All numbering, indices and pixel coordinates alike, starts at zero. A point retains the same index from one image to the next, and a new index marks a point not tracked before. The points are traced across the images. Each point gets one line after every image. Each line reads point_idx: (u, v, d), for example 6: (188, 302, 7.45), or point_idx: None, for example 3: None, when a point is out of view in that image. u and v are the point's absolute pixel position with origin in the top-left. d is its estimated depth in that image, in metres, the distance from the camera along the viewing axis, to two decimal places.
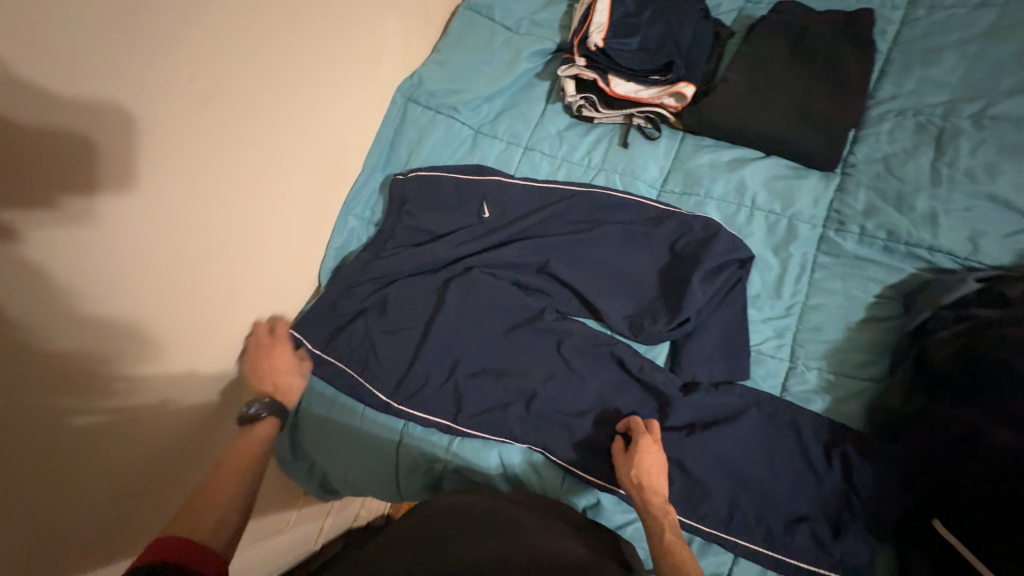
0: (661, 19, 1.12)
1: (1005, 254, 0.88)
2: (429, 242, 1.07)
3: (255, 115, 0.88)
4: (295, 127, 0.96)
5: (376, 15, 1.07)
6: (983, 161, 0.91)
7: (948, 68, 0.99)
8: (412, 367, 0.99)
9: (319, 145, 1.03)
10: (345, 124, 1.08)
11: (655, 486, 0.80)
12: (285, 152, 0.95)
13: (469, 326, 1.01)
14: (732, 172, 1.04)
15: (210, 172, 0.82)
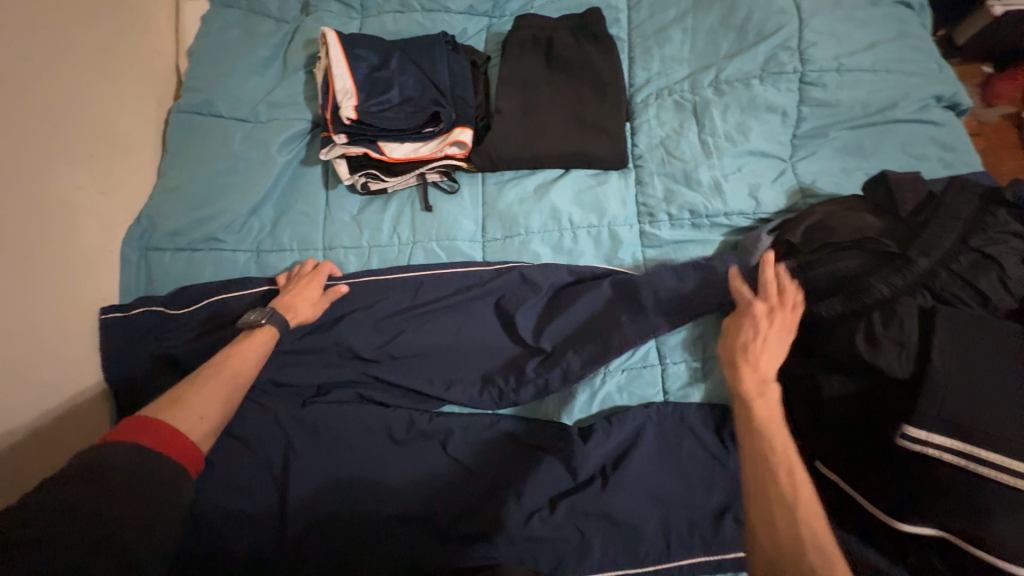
0: (411, 65, 1.02)
1: (780, 198, 0.97)
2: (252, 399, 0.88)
3: None
4: None
5: (53, 156, 0.82)
6: (734, 122, 1.00)
7: (679, 44, 1.07)
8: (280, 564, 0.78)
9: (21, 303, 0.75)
10: (48, 295, 0.79)
11: (763, 365, 0.72)
12: None
13: (332, 483, 0.83)
14: (541, 201, 1.00)
15: None
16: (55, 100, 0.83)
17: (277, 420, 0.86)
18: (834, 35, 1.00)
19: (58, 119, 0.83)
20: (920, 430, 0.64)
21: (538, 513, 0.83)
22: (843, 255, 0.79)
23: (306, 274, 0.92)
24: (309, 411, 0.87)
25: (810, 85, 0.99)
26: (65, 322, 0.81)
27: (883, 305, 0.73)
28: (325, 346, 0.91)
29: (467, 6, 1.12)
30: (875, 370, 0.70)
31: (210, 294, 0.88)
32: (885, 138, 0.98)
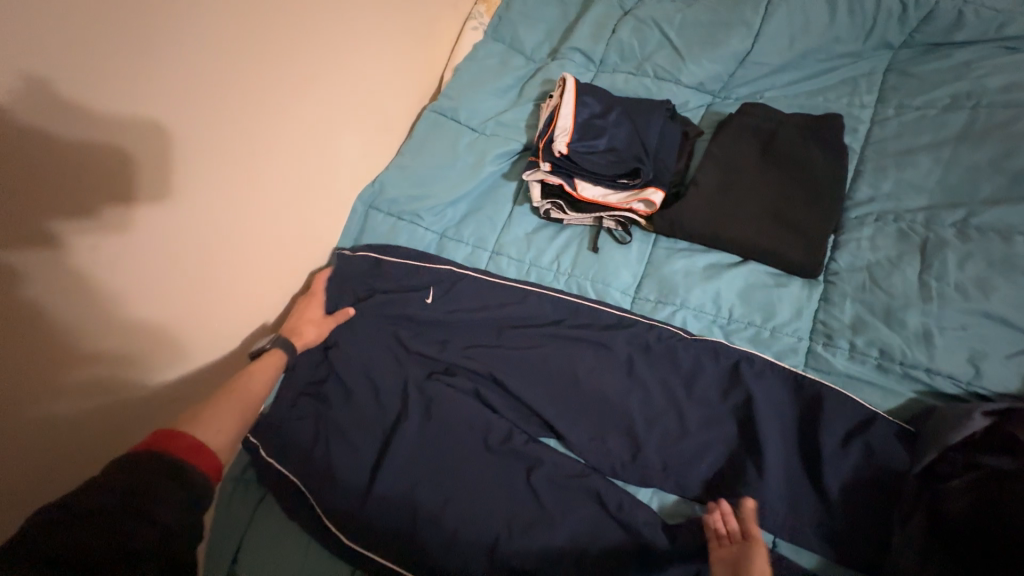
0: (627, 120, 1.09)
1: (1010, 379, 0.79)
2: (382, 348, 0.98)
3: (245, 195, 0.88)
4: (286, 200, 0.97)
5: (345, 124, 1.06)
6: (973, 275, 0.85)
7: (925, 172, 0.95)
8: (337, 534, 0.82)
9: (297, 220, 1.01)
10: (305, 216, 1.02)
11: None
12: (262, 227, 0.93)
13: (422, 450, 0.88)
14: (709, 281, 0.97)
15: (196, 242, 0.81)
16: (365, 82, 1.09)
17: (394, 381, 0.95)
18: None
19: (361, 94, 1.09)
20: None
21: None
22: None
23: (598, 318, 0.98)
24: (430, 384, 0.94)
25: None
26: (309, 244, 1.05)
27: None
28: (467, 334, 1.00)
29: (697, 82, 1.16)
30: None
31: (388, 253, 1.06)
32: None
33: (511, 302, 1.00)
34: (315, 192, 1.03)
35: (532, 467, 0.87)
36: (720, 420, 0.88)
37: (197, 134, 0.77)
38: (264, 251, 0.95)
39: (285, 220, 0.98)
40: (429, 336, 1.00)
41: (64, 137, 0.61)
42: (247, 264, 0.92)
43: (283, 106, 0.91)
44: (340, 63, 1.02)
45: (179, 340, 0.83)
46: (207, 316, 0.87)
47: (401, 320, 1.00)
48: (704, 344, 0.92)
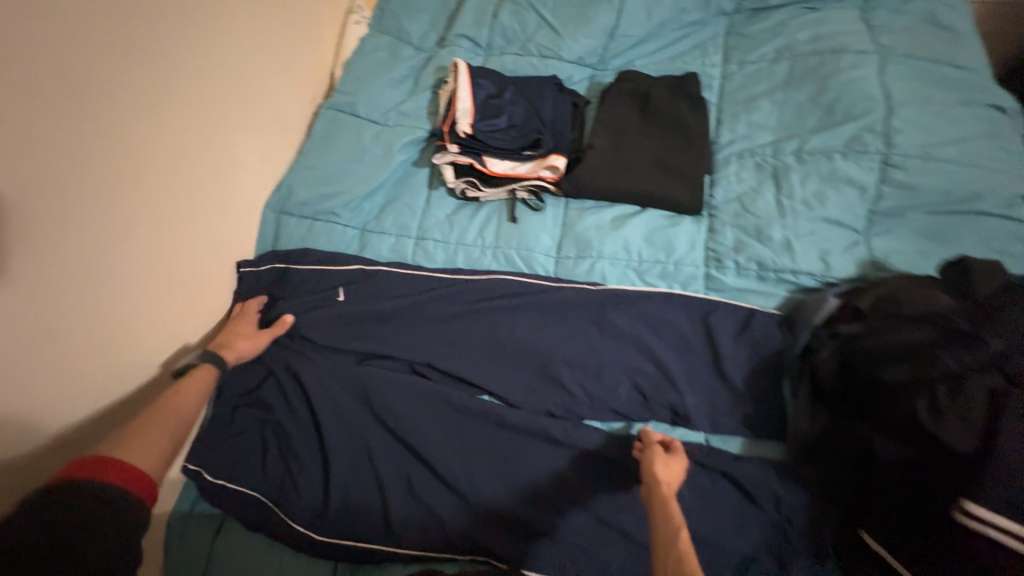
0: (522, 97, 1.17)
1: (849, 266, 1.00)
2: (320, 348, 0.98)
3: (141, 210, 0.84)
4: (189, 212, 0.93)
5: (238, 127, 1.03)
6: (812, 190, 1.05)
7: (767, 113, 1.15)
8: (313, 531, 0.86)
9: (206, 232, 0.97)
10: (213, 227, 0.99)
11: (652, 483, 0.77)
12: (167, 243, 0.89)
13: (383, 434, 0.93)
14: (617, 231, 1.09)
15: (89, 266, 0.76)
16: (252, 83, 1.06)
17: (340, 379, 0.95)
18: (922, 125, 1.05)
19: (251, 95, 1.06)
20: (981, 507, 0.66)
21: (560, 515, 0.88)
22: (912, 327, 0.80)
23: (520, 280, 1.05)
24: (364, 368, 0.96)
25: (892, 167, 1.03)
26: (222, 256, 1.02)
27: (951, 380, 0.73)
28: (406, 319, 1.01)
29: (578, 57, 1.27)
30: (937, 441, 0.71)
31: (304, 254, 1.04)
32: (966, 228, 0.99)
33: (442, 282, 1.04)
34: (213, 210, 0.99)
35: (491, 425, 0.94)
36: (645, 348, 0.99)
37: (60, 174, 0.72)
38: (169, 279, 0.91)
39: (191, 232, 0.94)
40: (362, 327, 1.00)
41: None
42: (151, 297, 0.87)
43: (169, 111, 0.87)
44: (215, 76, 0.96)
45: (92, 380, 0.79)
46: (124, 342, 0.83)
47: (326, 316, 0.99)
48: (621, 287, 1.04)
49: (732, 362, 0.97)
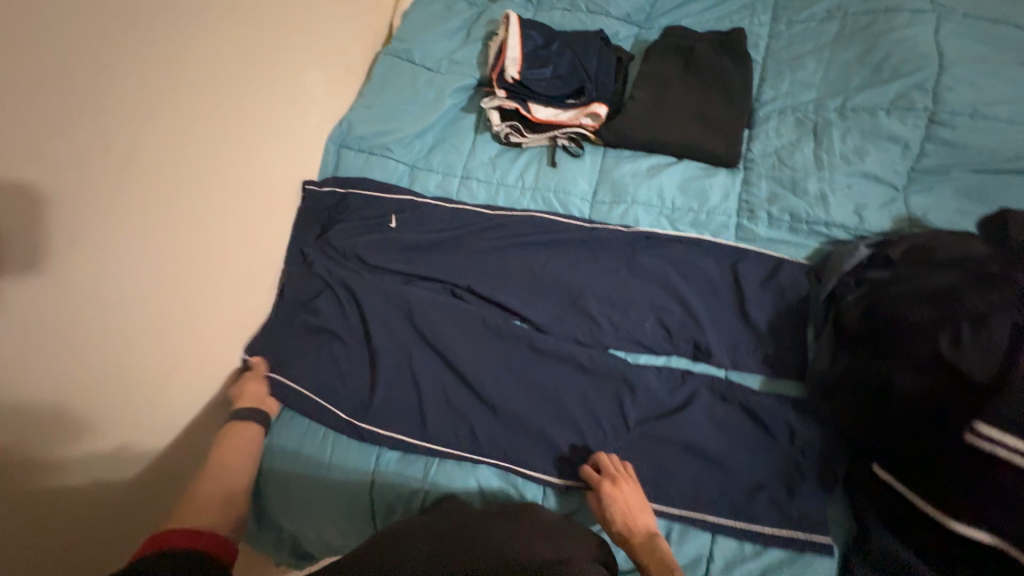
0: (569, 48, 1.22)
1: (885, 221, 1.01)
2: (370, 268, 1.07)
3: (230, 124, 0.95)
4: (268, 133, 1.04)
5: (309, 60, 1.12)
6: (852, 145, 1.06)
7: (812, 72, 1.16)
8: (359, 426, 0.97)
9: (281, 154, 1.08)
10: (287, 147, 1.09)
11: (633, 519, 0.83)
12: (250, 159, 1.00)
13: (423, 347, 1.01)
14: (653, 178, 1.13)
15: (189, 165, 0.88)
16: (323, 23, 1.15)
17: (386, 296, 1.04)
18: (974, 83, 1.03)
19: (321, 33, 1.15)
20: (991, 429, 0.68)
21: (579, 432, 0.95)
22: (941, 271, 0.83)
23: (556, 220, 1.11)
24: (409, 289, 1.04)
25: (939, 124, 1.03)
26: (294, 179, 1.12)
27: (975, 315, 0.75)
28: (448, 249, 1.09)
29: (625, 13, 1.31)
30: (955, 371, 0.73)
31: (358, 184, 1.13)
32: (1011, 187, 0.98)
33: (482, 219, 1.12)
34: (286, 135, 1.08)
35: (521, 346, 1.01)
36: (673, 288, 1.04)
37: (168, 79, 0.83)
38: (249, 193, 1.01)
39: (268, 152, 1.04)
40: (406, 252, 1.08)
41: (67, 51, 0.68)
42: (236, 207, 0.98)
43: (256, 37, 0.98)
44: (286, 9, 1.04)
45: (191, 270, 0.91)
46: (217, 242, 0.95)
47: (376, 238, 1.09)
48: (653, 230, 1.09)
49: (757, 304, 1.01)
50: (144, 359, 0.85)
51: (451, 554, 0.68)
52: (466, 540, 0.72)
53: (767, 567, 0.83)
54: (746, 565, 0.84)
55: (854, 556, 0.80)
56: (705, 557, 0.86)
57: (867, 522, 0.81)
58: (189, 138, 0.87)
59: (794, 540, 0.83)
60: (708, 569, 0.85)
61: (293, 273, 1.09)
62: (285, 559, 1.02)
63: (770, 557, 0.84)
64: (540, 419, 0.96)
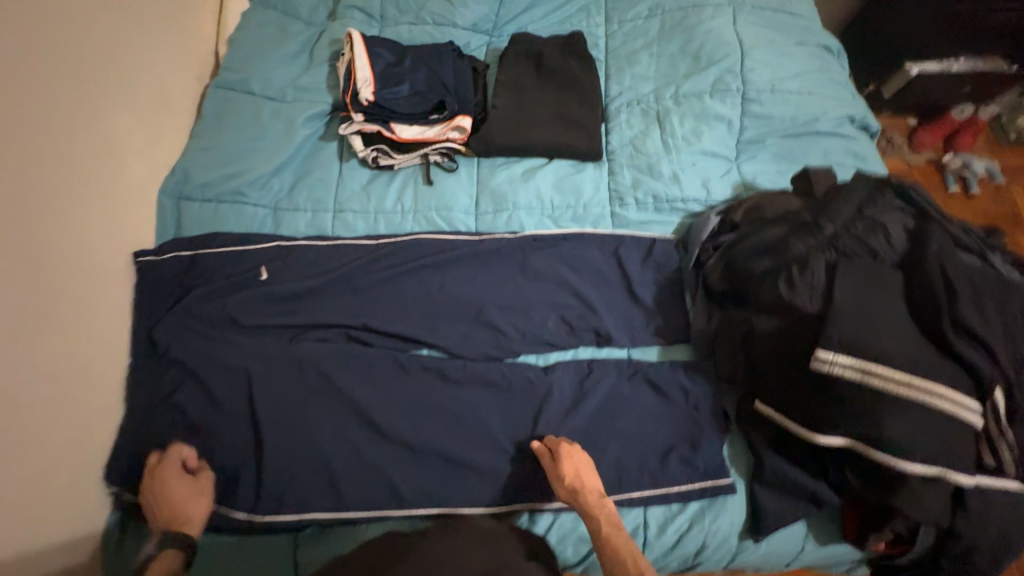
0: (422, 64, 1.20)
1: (726, 189, 1.16)
2: (244, 331, 0.95)
3: (36, 186, 0.77)
4: (85, 193, 0.86)
5: (122, 102, 0.96)
6: (690, 128, 1.19)
7: (646, 65, 1.28)
8: (264, 513, 0.86)
9: (103, 216, 0.90)
10: (111, 208, 0.91)
11: (588, 484, 0.87)
12: (64, 227, 0.82)
13: (325, 403, 0.93)
14: (528, 182, 1.17)
15: None
16: (133, 59, 0.99)
17: (268, 359, 0.92)
18: (768, 63, 1.23)
19: (133, 71, 0.99)
20: (829, 352, 0.80)
21: (504, 448, 0.95)
22: (771, 227, 0.97)
23: (442, 238, 1.10)
24: (296, 345, 0.95)
25: (750, 101, 1.20)
26: (124, 244, 0.94)
27: (800, 259, 0.90)
28: (334, 290, 1.01)
29: (471, 23, 1.32)
30: (795, 309, 0.87)
31: (206, 239, 0.99)
32: (809, 146, 1.19)
33: (364, 252, 1.06)
34: (89, 197, 0.88)
35: (431, 375, 0.98)
36: (566, 285, 1.09)
37: None
38: (49, 273, 0.79)
39: (87, 215, 0.86)
40: (281, 305, 0.98)
41: None
42: (38, 295, 0.77)
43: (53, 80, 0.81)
44: (60, 41, 0.83)
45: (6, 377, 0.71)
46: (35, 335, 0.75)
47: (240, 297, 0.96)
48: (538, 232, 1.12)
49: (641, 282, 1.09)
50: None
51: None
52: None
53: (693, 517, 0.94)
54: (675, 520, 0.94)
55: (755, 485, 0.92)
56: (642, 526, 0.94)
57: (760, 452, 0.92)
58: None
59: (708, 488, 0.93)
60: (646, 536, 0.93)
61: (148, 356, 0.92)
62: None
63: (692, 507, 0.94)
64: (464, 444, 0.94)
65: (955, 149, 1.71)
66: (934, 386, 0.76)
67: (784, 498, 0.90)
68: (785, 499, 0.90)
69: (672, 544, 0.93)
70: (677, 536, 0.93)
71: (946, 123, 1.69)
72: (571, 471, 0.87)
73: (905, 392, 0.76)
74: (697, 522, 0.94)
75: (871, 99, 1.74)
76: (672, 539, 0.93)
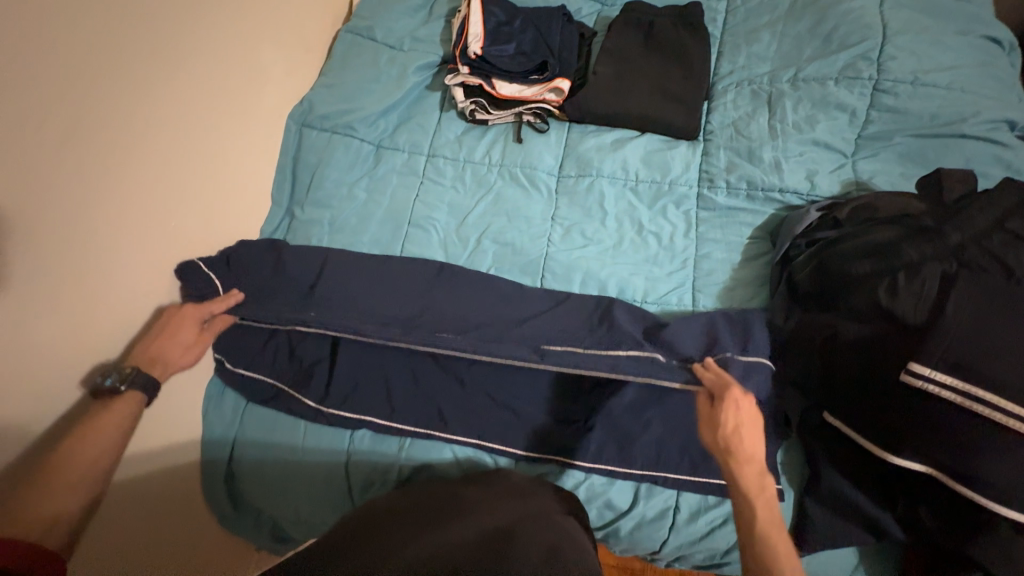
0: (531, 26, 1.22)
1: (835, 186, 1.06)
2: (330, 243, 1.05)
3: (205, 103, 0.97)
4: (240, 114, 1.06)
5: (278, 38, 1.15)
6: (803, 115, 1.10)
7: (766, 44, 1.19)
8: (326, 413, 0.95)
9: (250, 133, 1.09)
10: (257, 129, 1.10)
11: (749, 453, 0.74)
12: (224, 143, 1.02)
13: (382, 316, 0.98)
14: (616, 152, 1.16)
15: (162, 140, 0.89)
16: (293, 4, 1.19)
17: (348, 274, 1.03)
18: (915, 52, 1.08)
19: (292, 14, 1.19)
20: (924, 367, 0.72)
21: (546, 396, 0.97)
22: (881, 228, 0.88)
23: (520, 192, 1.14)
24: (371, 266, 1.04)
25: (882, 92, 1.08)
26: (261, 154, 1.12)
27: (910, 267, 0.80)
28: (419, 226, 1.11)
29: None
30: (892, 316, 0.79)
31: (316, 164, 1.14)
32: (950, 150, 1.04)
33: (448, 200, 1.14)
34: (248, 124, 1.08)
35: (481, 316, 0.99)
36: (607, 299, 1.00)
37: (147, 60, 0.85)
38: (201, 194, 0.98)
39: (235, 130, 1.05)
40: (374, 230, 1.11)
41: (180, 96, 0.92)
42: (195, 187, 0.97)
43: (230, 23, 1.02)
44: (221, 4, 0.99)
45: (162, 240, 0.91)
46: (183, 219, 0.95)
47: (343, 217, 1.11)
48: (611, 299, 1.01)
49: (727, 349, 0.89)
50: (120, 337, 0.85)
51: (425, 545, 0.63)
52: (446, 518, 0.70)
53: (729, 513, 0.90)
54: (710, 512, 0.90)
55: (806, 498, 0.85)
56: (672, 508, 0.91)
57: (819, 465, 0.85)
58: (130, 118, 0.83)
59: None
60: (674, 519, 0.91)
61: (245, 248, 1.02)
62: (265, 545, 1.11)
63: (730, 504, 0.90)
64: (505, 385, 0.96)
65: None
66: None
67: (837, 517, 0.82)
68: (841, 521, 0.82)
69: (701, 535, 0.90)
70: (707, 528, 0.90)
71: None
72: (731, 425, 0.76)
73: (1017, 432, 0.68)
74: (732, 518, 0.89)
75: None
76: (702, 530, 0.90)
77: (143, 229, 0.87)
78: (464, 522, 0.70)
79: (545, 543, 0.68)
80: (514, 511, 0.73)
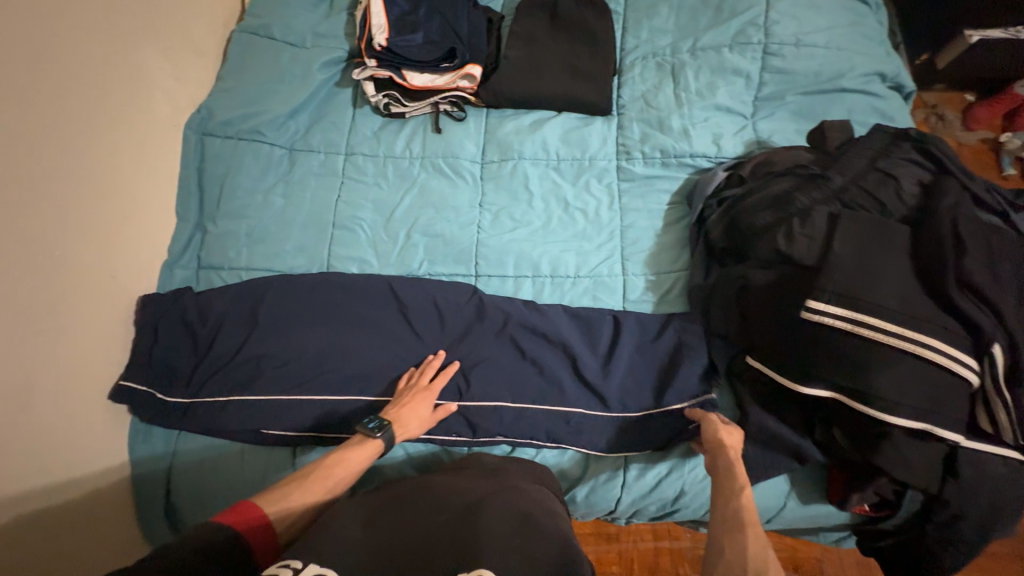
0: (436, 13, 1.20)
1: (739, 146, 1.13)
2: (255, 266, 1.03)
3: (84, 119, 0.89)
4: (129, 128, 0.98)
5: (163, 43, 1.08)
6: (705, 82, 1.16)
7: (665, 17, 1.24)
8: (265, 432, 0.91)
9: (143, 148, 1.01)
10: (149, 142, 1.02)
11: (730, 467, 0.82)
12: (114, 161, 0.95)
13: (311, 323, 0.97)
14: (535, 133, 1.17)
15: (38, 163, 0.81)
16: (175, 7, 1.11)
17: (274, 287, 1.00)
18: (796, 17, 1.17)
19: (175, 17, 1.11)
20: (819, 303, 0.79)
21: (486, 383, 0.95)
22: (778, 180, 0.95)
23: (445, 182, 1.14)
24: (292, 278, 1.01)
25: (771, 55, 1.15)
26: (159, 169, 1.04)
27: (802, 213, 0.88)
28: (345, 227, 1.08)
29: None
30: (791, 260, 0.86)
31: (224, 175, 1.08)
32: (833, 104, 1.13)
33: (373, 198, 1.11)
34: (140, 138, 1.00)
35: (415, 317, 0.99)
36: (537, 311, 1.00)
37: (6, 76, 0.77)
38: (93, 219, 0.90)
39: (125, 145, 0.97)
40: (296, 236, 1.07)
41: (53, 112, 0.84)
42: (86, 211, 0.89)
43: (102, 30, 0.94)
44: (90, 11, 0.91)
45: (53, 271, 0.83)
46: (75, 246, 0.87)
47: (262, 227, 1.06)
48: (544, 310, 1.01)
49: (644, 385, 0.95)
50: (17, 382, 0.77)
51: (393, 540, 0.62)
52: (413, 509, 0.68)
53: (673, 465, 0.94)
54: (656, 466, 0.94)
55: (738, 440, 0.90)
56: (622, 468, 0.95)
57: (746, 406, 0.91)
58: None
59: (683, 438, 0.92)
60: (625, 478, 0.95)
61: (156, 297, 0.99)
62: None
63: (675, 454, 0.94)
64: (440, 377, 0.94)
65: (1015, 128, 1.53)
66: (919, 334, 0.76)
67: (766, 451, 0.88)
68: (770, 453, 0.89)
69: (651, 487, 0.94)
70: (656, 480, 0.94)
71: (1007, 98, 1.51)
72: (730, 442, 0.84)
73: (898, 346, 0.76)
74: (676, 469, 0.94)
75: (921, 71, 1.58)
76: (651, 483, 0.94)
77: (28, 263, 0.79)
78: (427, 508, 0.68)
79: (509, 516, 0.66)
80: (475, 492, 0.72)
